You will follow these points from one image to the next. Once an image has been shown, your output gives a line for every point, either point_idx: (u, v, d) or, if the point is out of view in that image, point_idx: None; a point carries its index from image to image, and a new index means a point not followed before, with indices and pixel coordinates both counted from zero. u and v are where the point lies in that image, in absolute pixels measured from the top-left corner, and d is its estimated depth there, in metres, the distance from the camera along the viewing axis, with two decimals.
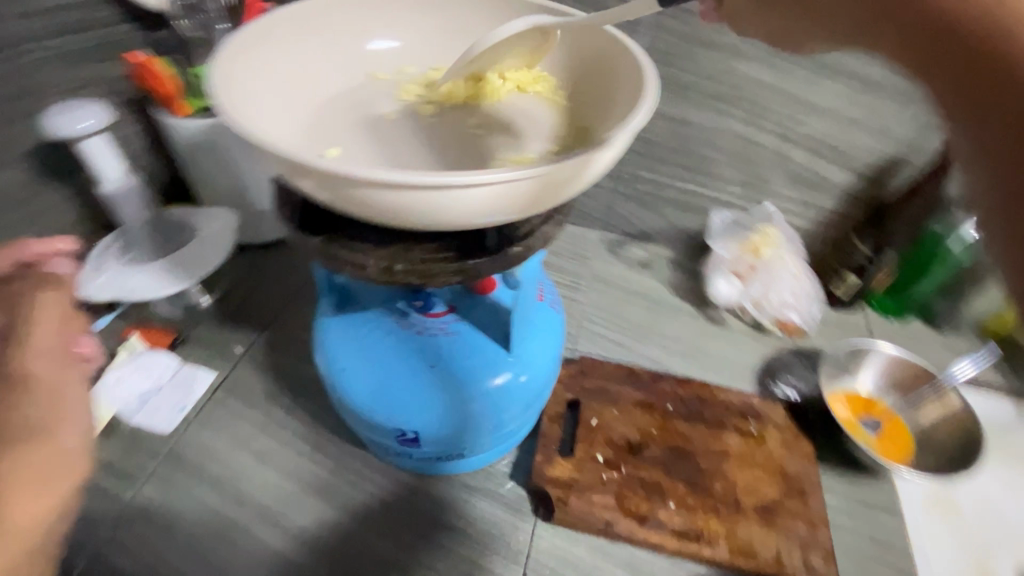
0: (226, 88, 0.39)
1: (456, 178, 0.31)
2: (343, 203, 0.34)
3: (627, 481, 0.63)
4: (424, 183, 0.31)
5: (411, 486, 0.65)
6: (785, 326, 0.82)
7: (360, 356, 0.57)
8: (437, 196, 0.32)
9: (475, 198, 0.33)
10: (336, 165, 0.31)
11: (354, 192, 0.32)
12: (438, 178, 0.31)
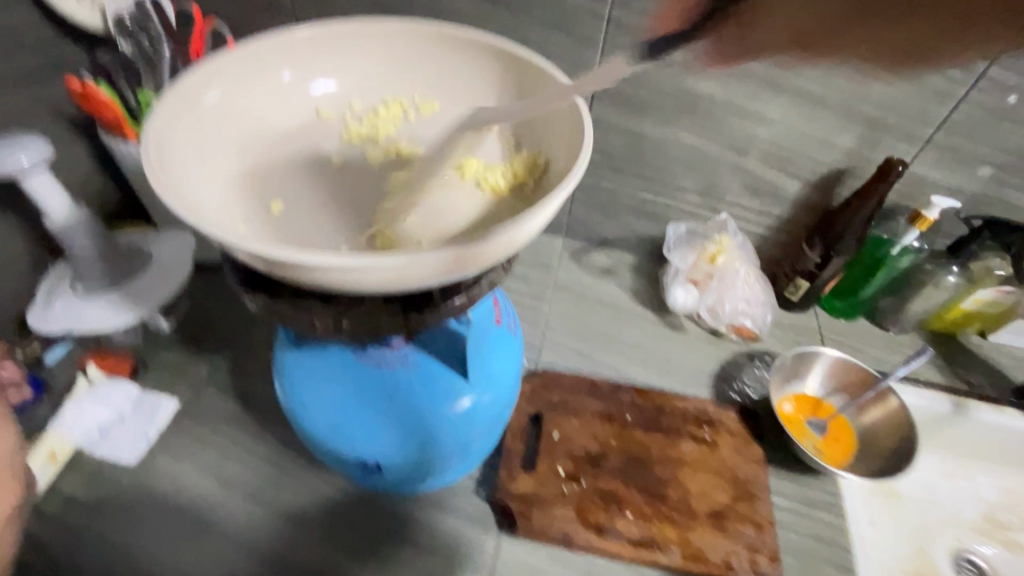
0: (166, 150, 0.40)
1: (399, 260, 0.33)
2: (296, 279, 0.36)
3: (587, 493, 0.66)
4: (369, 267, 0.33)
5: (378, 507, 0.67)
6: (739, 331, 0.85)
7: (319, 389, 0.57)
8: (384, 273, 0.34)
9: (390, 278, 0.34)
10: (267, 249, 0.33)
11: (306, 272, 0.34)
12: (382, 262, 0.33)
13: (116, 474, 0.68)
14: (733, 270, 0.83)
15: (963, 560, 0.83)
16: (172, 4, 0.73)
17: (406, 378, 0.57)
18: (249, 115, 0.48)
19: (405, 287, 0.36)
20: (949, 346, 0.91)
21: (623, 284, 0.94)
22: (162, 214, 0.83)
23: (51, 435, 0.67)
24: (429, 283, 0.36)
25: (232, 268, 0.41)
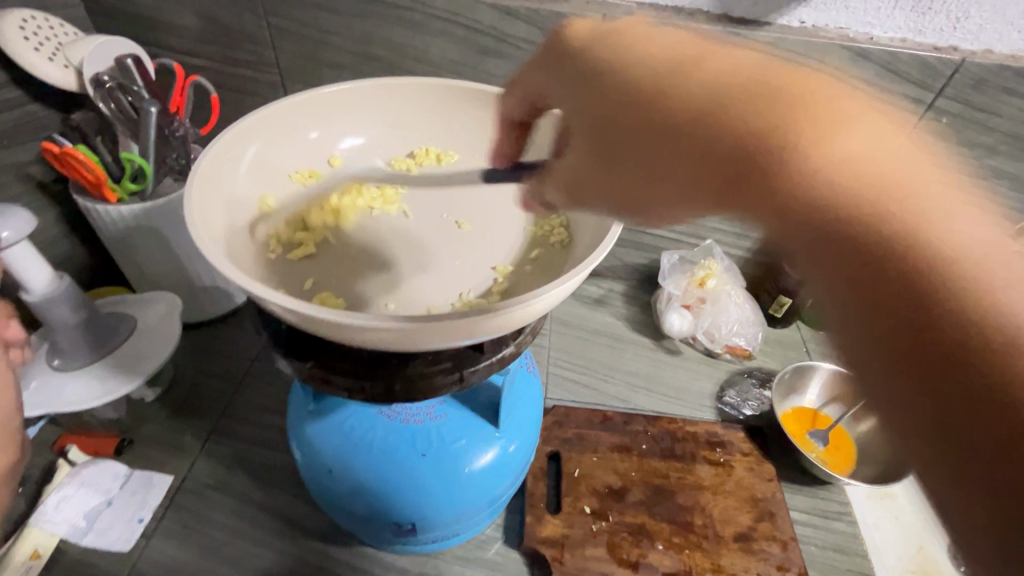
0: (204, 212, 0.40)
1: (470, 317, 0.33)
2: (349, 342, 0.35)
3: (616, 529, 0.65)
4: (437, 327, 0.32)
5: (403, 567, 0.64)
6: (733, 350, 0.88)
7: (342, 451, 0.54)
8: (452, 333, 0.33)
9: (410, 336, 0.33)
10: (325, 315, 0.32)
11: (361, 337, 0.33)
12: (450, 321, 0.33)
13: (108, 565, 0.62)
14: (725, 293, 0.87)
15: None
16: (149, 60, 0.72)
17: (436, 433, 0.55)
18: (277, 172, 0.50)
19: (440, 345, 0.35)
20: None
21: (616, 313, 0.96)
22: (140, 275, 0.78)
23: (33, 528, 0.61)
24: (463, 340, 0.35)
25: (271, 333, 0.39)
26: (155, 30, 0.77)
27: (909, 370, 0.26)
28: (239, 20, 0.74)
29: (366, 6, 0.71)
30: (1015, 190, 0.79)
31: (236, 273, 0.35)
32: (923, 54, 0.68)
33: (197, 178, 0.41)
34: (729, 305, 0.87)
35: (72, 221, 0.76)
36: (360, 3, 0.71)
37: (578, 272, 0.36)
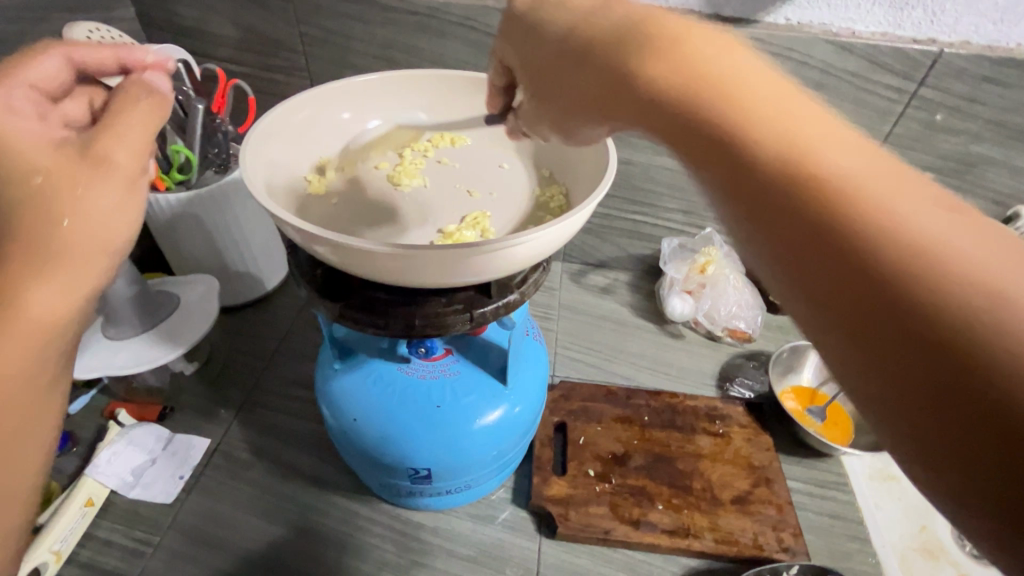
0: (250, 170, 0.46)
1: (475, 248, 0.39)
2: (373, 272, 0.40)
3: (618, 490, 0.69)
4: (446, 255, 0.38)
5: (419, 522, 0.69)
6: (734, 333, 0.93)
7: (366, 401, 0.59)
8: (458, 261, 0.39)
9: (428, 266, 0.39)
10: (351, 242, 0.38)
11: (381, 264, 0.39)
12: (457, 250, 0.38)
13: (152, 515, 0.68)
14: (723, 277, 0.92)
15: (963, 535, 0.73)
16: (196, 64, 0.80)
17: (449, 387, 0.60)
18: (312, 149, 0.56)
19: (449, 276, 0.41)
20: None
21: (621, 300, 1.01)
22: (182, 260, 0.86)
23: (89, 478, 0.66)
24: (467, 272, 0.41)
25: (309, 279, 0.45)
26: (201, 41, 0.86)
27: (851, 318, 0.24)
28: (274, 29, 0.83)
29: (388, 15, 0.79)
30: (1010, 177, 0.82)
31: (278, 210, 0.41)
32: (903, 45, 0.73)
33: (245, 143, 0.47)
34: (729, 289, 0.92)
35: None
36: (383, 12, 0.79)
37: (569, 216, 0.42)
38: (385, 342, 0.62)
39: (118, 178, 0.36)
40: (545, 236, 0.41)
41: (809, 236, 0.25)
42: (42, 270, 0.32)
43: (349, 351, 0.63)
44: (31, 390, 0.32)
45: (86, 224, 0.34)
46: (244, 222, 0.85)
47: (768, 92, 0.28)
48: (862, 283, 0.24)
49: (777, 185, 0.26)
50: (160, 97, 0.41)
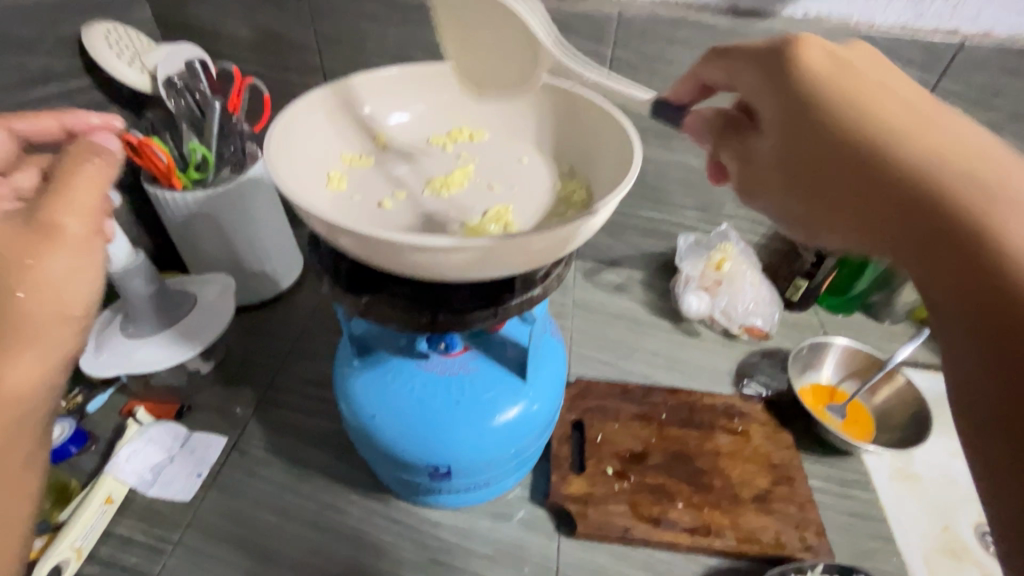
0: (275, 163, 0.46)
1: (502, 240, 0.38)
2: (397, 265, 0.40)
3: (637, 489, 0.68)
4: (472, 247, 0.38)
5: (437, 520, 0.68)
6: (750, 330, 0.92)
7: (385, 399, 0.59)
8: (483, 253, 0.38)
9: (454, 258, 0.39)
10: (376, 233, 0.38)
11: (406, 256, 0.39)
12: (483, 242, 0.38)
13: (171, 513, 0.68)
14: (739, 273, 0.91)
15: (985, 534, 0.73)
16: (211, 64, 0.81)
17: (469, 383, 0.60)
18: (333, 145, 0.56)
19: (474, 270, 0.40)
20: None
21: (636, 298, 1.01)
22: (198, 259, 0.86)
23: (108, 476, 0.67)
24: (492, 264, 0.40)
25: (331, 274, 0.45)
26: (217, 41, 0.87)
27: (997, 370, 0.26)
28: (289, 28, 0.83)
29: (403, 13, 0.79)
30: None
31: (303, 203, 0.41)
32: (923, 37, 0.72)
33: (269, 136, 0.47)
34: (746, 286, 0.91)
35: (140, 211, 0.85)
36: (397, 10, 0.79)
37: (596, 209, 0.41)
38: (403, 340, 0.62)
39: (71, 243, 0.35)
40: (572, 228, 0.40)
41: (935, 200, 0.29)
42: (6, 344, 0.32)
43: (367, 348, 0.62)
44: (16, 441, 0.33)
45: (39, 293, 0.33)
46: (260, 221, 0.85)
47: (952, 138, 0.31)
48: (954, 255, 0.28)
49: (956, 227, 0.28)
50: (110, 156, 0.40)
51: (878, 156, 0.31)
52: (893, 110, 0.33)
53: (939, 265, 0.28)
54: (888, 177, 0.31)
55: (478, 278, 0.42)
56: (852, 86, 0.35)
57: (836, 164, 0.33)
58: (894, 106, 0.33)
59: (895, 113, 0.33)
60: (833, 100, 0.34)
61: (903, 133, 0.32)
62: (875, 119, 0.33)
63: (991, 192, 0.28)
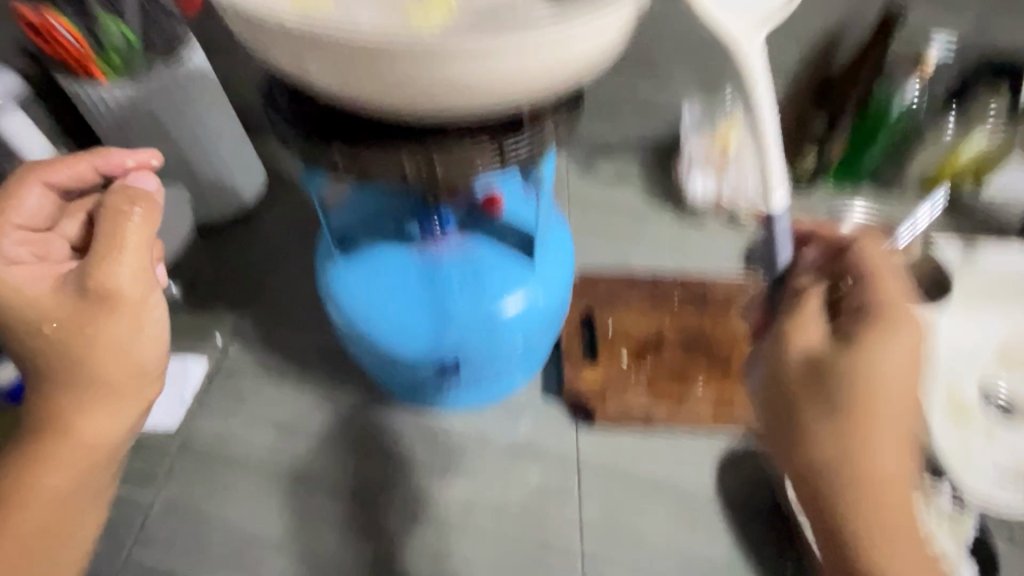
0: None
1: (506, 46, 0.31)
2: (380, 94, 0.33)
3: (654, 373, 0.65)
4: (469, 56, 0.31)
5: (448, 422, 0.65)
6: (758, 210, 0.86)
7: (381, 299, 0.54)
8: (484, 68, 0.32)
9: (449, 76, 0.32)
10: (351, 45, 0.31)
11: (390, 76, 0.32)
12: (483, 49, 0.31)
13: (159, 443, 0.63)
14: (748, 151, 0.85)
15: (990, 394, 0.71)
16: None
17: (469, 273, 0.55)
18: None
19: (474, 95, 0.33)
20: None
21: (634, 188, 0.94)
22: (144, 172, 0.76)
23: None
24: (496, 86, 0.33)
25: (307, 126, 0.39)
26: None
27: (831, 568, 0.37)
28: None
29: None
30: None
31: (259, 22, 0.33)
32: None
33: None
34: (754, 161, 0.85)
35: (65, 121, 0.73)
36: None
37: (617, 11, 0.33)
38: (392, 232, 0.56)
39: (124, 310, 0.40)
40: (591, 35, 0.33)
41: (841, 485, 0.35)
42: (99, 396, 0.40)
43: (352, 248, 0.57)
44: (102, 475, 0.42)
45: (107, 355, 0.40)
46: (209, 121, 0.73)
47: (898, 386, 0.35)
48: (825, 516, 0.36)
49: (825, 504, 0.36)
50: (151, 208, 0.42)
51: (805, 423, 0.35)
52: (881, 407, 0.34)
53: (832, 510, 0.36)
54: (839, 470, 0.35)
55: (479, 110, 0.35)
56: (865, 418, 0.34)
57: (796, 417, 0.36)
58: (891, 462, 0.35)
59: (888, 469, 0.35)
60: (855, 422, 0.34)
61: (862, 496, 0.35)
62: (869, 442, 0.34)
63: (872, 489, 0.35)
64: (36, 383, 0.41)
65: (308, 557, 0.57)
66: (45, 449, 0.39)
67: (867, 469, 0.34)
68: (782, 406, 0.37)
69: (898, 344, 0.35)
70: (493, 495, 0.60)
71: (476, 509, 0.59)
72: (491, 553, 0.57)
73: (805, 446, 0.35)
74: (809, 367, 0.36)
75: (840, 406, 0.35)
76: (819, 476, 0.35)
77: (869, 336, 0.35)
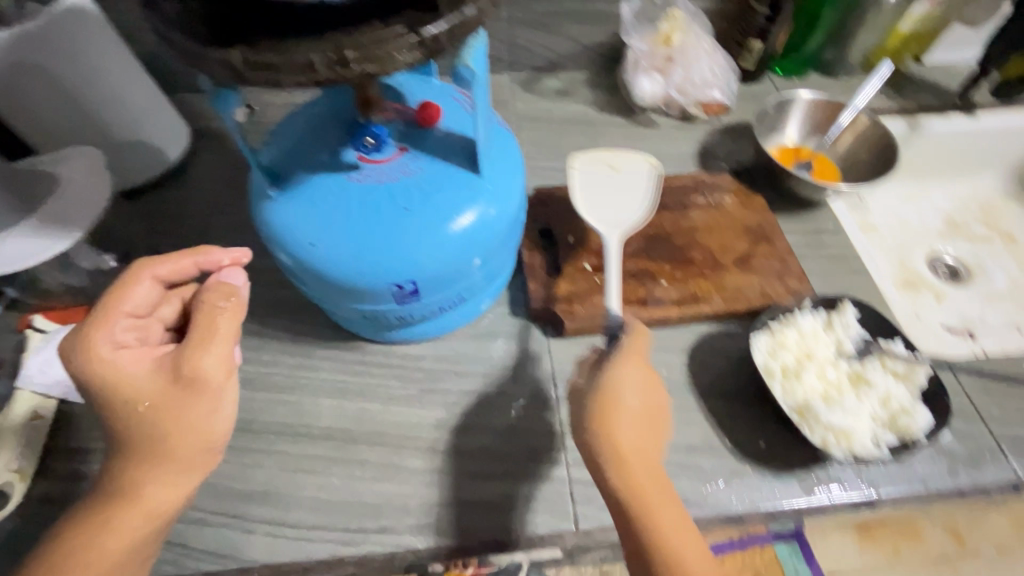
0: None
1: None
2: None
3: (619, 277, 0.65)
4: None
5: (419, 353, 0.64)
6: (708, 107, 0.84)
7: (321, 222, 0.50)
8: None
9: None
10: None
11: None
12: None
13: None
14: (691, 43, 0.81)
15: (937, 262, 0.92)
16: None
17: (415, 186, 0.51)
18: None
19: None
20: (893, 75, 0.94)
21: (582, 100, 0.91)
22: (47, 134, 0.68)
23: (23, 393, 0.58)
24: None
25: (196, 36, 0.34)
26: None
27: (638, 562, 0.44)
28: None
29: None
30: None
31: None
32: None
33: None
34: (699, 54, 0.82)
35: None
36: None
37: None
38: (324, 156, 0.52)
39: (210, 392, 0.42)
40: None
41: (619, 460, 0.46)
42: (163, 471, 0.42)
43: (282, 175, 0.52)
44: (154, 540, 0.43)
45: (184, 434, 0.42)
46: (110, 70, 0.66)
47: (631, 403, 0.48)
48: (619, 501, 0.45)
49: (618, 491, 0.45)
50: (236, 301, 0.45)
51: (599, 411, 0.47)
52: (628, 421, 0.47)
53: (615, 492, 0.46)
54: (606, 446, 0.46)
55: None
56: (611, 398, 0.48)
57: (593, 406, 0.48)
58: (638, 461, 0.46)
59: (636, 459, 0.46)
60: (607, 421, 0.47)
61: (625, 470, 0.45)
62: (617, 446, 0.46)
63: (623, 466, 0.45)
64: (109, 454, 0.42)
65: (292, 500, 0.54)
66: (108, 514, 0.41)
67: (608, 438, 0.46)
68: (576, 428, 0.48)
69: (638, 376, 0.49)
70: (472, 414, 0.59)
71: (458, 429, 0.58)
72: (478, 467, 0.56)
73: (598, 424, 0.47)
74: (579, 392, 0.50)
75: (600, 407, 0.47)
76: (610, 475, 0.46)
77: (611, 359, 0.50)
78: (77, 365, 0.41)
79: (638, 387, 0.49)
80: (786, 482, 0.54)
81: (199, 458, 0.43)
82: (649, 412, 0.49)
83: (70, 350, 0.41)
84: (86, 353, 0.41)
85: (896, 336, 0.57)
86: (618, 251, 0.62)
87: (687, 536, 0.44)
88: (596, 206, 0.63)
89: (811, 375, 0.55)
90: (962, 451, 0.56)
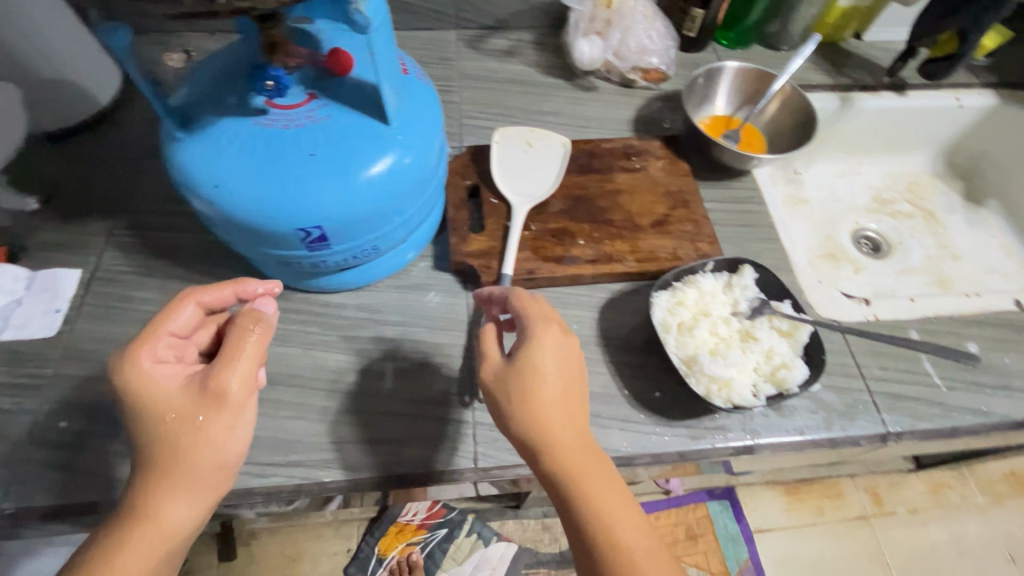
0: None
1: None
2: None
3: (539, 236, 0.67)
4: None
5: (340, 303, 0.65)
6: (648, 73, 0.86)
7: (228, 164, 0.50)
8: None
9: None
10: None
11: None
12: None
13: (38, 352, 0.61)
14: (631, 7, 0.82)
15: (860, 236, 0.96)
16: None
17: (321, 133, 0.52)
18: None
19: None
20: (834, 51, 0.96)
21: (527, 61, 0.91)
22: None
23: None
24: None
25: None
26: None
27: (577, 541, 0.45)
28: None
29: None
30: None
31: None
32: None
33: None
34: (638, 19, 0.83)
35: None
36: None
37: None
38: (231, 100, 0.53)
39: (230, 408, 0.45)
40: None
41: (547, 434, 0.46)
42: (181, 492, 0.43)
43: (191, 117, 0.53)
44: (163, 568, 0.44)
45: (203, 452, 0.44)
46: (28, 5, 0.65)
47: (549, 373, 0.47)
48: (551, 478, 0.46)
49: (548, 469, 0.46)
50: (265, 323, 0.48)
51: (516, 391, 0.46)
52: (547, 387, 0.47)
53: (546, 471, 0.46)
54: (529, 422, 0.46)
55: None
56: (528, 373, 0.47)
57: (507, 389, 0.47)
58: (565, 434, 0.46)
59: (564, 438, 0.46)
60: (530, 401, 0.46)
61: (550, 447, 0.45)
62: (541, 421, 0.46)
63: (548, 441, 0.45)
64: (133, 468, 0.44)
65: None
66: (126, 532, 0.42)
67: (530, 412, 0.46)
68: (497, 416, 0.47)
69: (560, 344, 0.48)
70: (388, 360, 0.62)
71: (374, 374, 0.61)
72: (388, 409, 0.59)
73: (518, 404, 0.46)
74: (501, 371, 0.48)
75: (514, 387, 0.46)
76: (542, 455, 0.46)
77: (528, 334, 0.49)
78: (120, 373, 0.45)
79: (557, 354, 0.48)
80: (675, 429, 0.58)
81: (214, 479, 0.45)
82: (575, 382, 0.48)
83: (117, 361, 0.45)
84: (130, 365, 0.45)
85: (786, 297, 0.61)
86: (524, 216, 0.68)
87: (618, 505, 0.45)
88: (507, 179, 0.70)
89: (704, 330, 0.59)
90: (839, 404, 0.61)
